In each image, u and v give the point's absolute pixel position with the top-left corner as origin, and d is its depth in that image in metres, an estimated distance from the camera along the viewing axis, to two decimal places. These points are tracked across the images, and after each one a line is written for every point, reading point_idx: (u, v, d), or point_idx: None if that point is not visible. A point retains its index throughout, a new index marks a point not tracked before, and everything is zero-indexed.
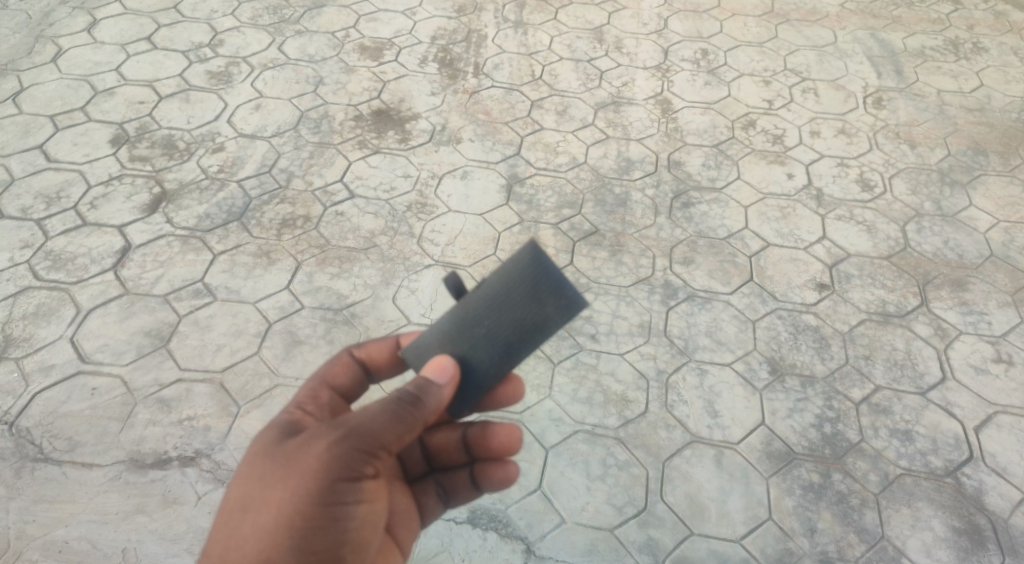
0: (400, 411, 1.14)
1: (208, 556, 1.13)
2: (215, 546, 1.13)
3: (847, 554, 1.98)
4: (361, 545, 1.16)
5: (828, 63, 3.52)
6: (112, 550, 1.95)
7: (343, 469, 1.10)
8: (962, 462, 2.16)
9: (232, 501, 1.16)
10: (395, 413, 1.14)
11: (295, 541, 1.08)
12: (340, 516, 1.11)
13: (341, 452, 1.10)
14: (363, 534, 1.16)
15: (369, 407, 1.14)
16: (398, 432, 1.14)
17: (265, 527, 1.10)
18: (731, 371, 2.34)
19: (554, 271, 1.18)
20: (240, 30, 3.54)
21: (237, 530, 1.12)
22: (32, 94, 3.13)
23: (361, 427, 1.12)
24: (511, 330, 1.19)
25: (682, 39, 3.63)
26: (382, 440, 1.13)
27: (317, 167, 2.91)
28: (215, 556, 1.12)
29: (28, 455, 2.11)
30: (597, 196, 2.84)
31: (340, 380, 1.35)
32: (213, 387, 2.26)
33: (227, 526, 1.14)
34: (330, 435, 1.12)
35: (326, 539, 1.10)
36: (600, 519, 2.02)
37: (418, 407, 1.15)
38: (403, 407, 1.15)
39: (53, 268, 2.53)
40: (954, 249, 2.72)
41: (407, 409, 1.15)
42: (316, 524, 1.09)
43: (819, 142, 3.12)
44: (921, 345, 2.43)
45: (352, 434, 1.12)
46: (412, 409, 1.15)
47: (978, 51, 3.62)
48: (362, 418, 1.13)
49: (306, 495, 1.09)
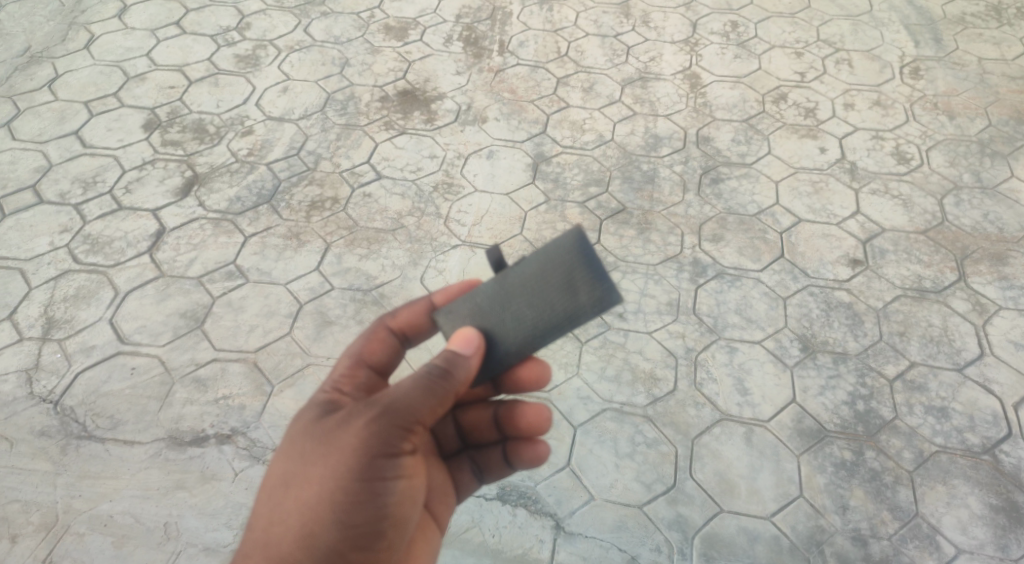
0: (432, 386, 1.15)
1: (253, 529, 1.17)
2: (260, 520, 1.17)
3: (880, 531, 1.96)
4: (400, 519, 1.18)
5: (863, 32, 3.42)
6: (154, 524, 2.02)
7: (380, 445, 1.12)
8: (1000, 439, 2.12)
9: (273, 478, 1.19)
10: (429, 388, 1.15)
11: (336, 515, 1.11)
12: (378, 492, 1.13)
13: (377, 429, 1.12)
14: (402, 509, 1.18)
15: (403, 383, 1.15)
16: (433, 406, 1.16)
17: (306, 503, 1.13)
18: (761, 349, 2.32)
19: (594, 263, 1.17)
20: (266, 12, 3.55)
21: (280, 505, 1.15)
22: (67, 81, 3.20)
23: (397, 404, 1.13)
24: (543, 314, 1.20)
25: (711, 11, 3.55)
26: (417, 415, 1.14)
27: (344, 149, 2.92)
28: (259, 529, 1.16)
29: (73, 432, 2.19)
30: (624, 173, 2.82)
31: (376, 357, 1.34)
32: (248, 366, 2.31)
33: (270, 500, 1.18)
34: (366, 411, 1.14)
35: (366, 514, 1.13)
36: (629, 495, 2.03)
37: (449, 380, 1.16)
38: (434, 381, 1.15)
39: (91, 252, 2.60)
40: (994, 222, 2.64)
41: (439, 383, 1.16)
42: (355, 499, 1.12)
43: (853, 115, 3.04)
44: (958, 321, 2.37)
45: (388, 410, 1.13)
46: (444, 383, 1.16)
47: (1022, 16, 3.48)
48: (396, 395, 1.14)
49: (345, 472, 1.11)
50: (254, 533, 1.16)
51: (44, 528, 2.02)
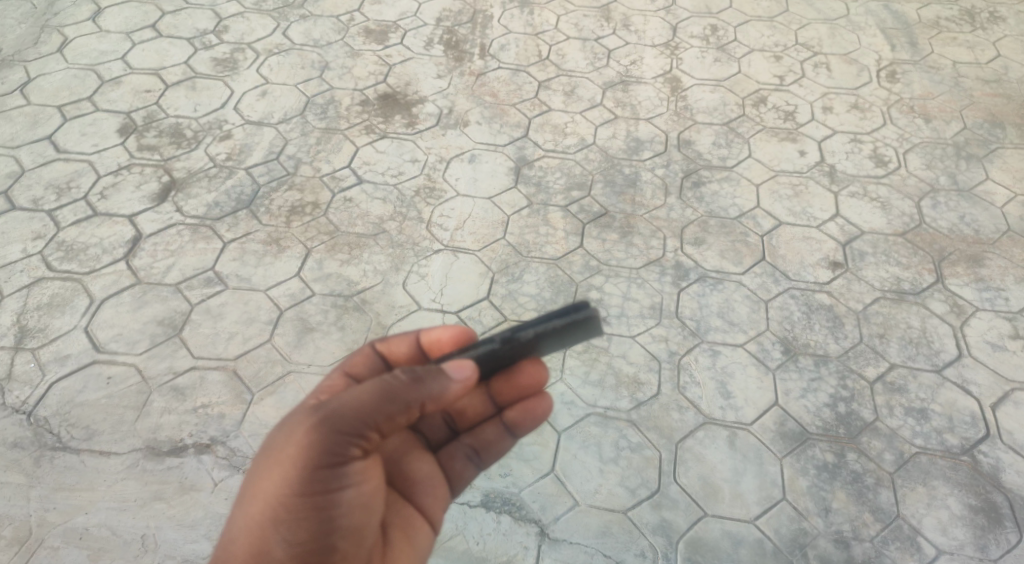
0: (385, 392, 1.14)
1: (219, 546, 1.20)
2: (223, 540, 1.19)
3: (862, 533, 1.98)
4: (355, 530, 1.15)
5: (840, 36, 3.45)
6: (131, 537, 1.98)
7: (323, 454, 1.11)
8: (978, 440, 2.15)
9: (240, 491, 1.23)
10: (378, 395, 1.13)
11: (283, 529, 1.11)
12: (325, 503, 1.12)
13: (320, 438, 1.11)
14: (356, 519, 1.15)
15: (353, 393, 1.14)
16: (383, 413, 1.13)
17: (257, 517, 1.14)
18: (743, 352, 2.33)
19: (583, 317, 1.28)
20: (244, 15, 3.51)
21: (237, 523, 1.18)
22: (40, 85, 3.13)
23: (341, 412, 1.12)
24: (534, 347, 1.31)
25: (691, 15, 3.57)
26: (365, 423, 1.13)
27: (325, 154, 2.89)
28: (222, 546, 1.18)
29: (47, 444, 2.14)
30: (606, 177, 2.82)
31: (360, 370, 1.36)
32: (227, 375, 2.27)
33: (233, 515, 1.21)
34: (312, 420, 1.14)
35: (314, 527, 1.11)
36: (613, 501, 2.02)
37: (406, 387, 1.15)
38: (388, 388, 1.14)
39: (66, 259, 2.55)
40: (970, 224, 2.68)
41: (392, 390, 1.14)
42: (302, 512, 1.12)
43: (832, 118, 3.07)
44: (936, 323, 2.40)
45: (333, 419, 1.12)
46: (399, 391, 1.14)
47: (995, 20, 3.54)
48: (343, 403, 1.14)
49: (288, 484, 1.11)
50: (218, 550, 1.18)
51: (16, 542, 1.97)
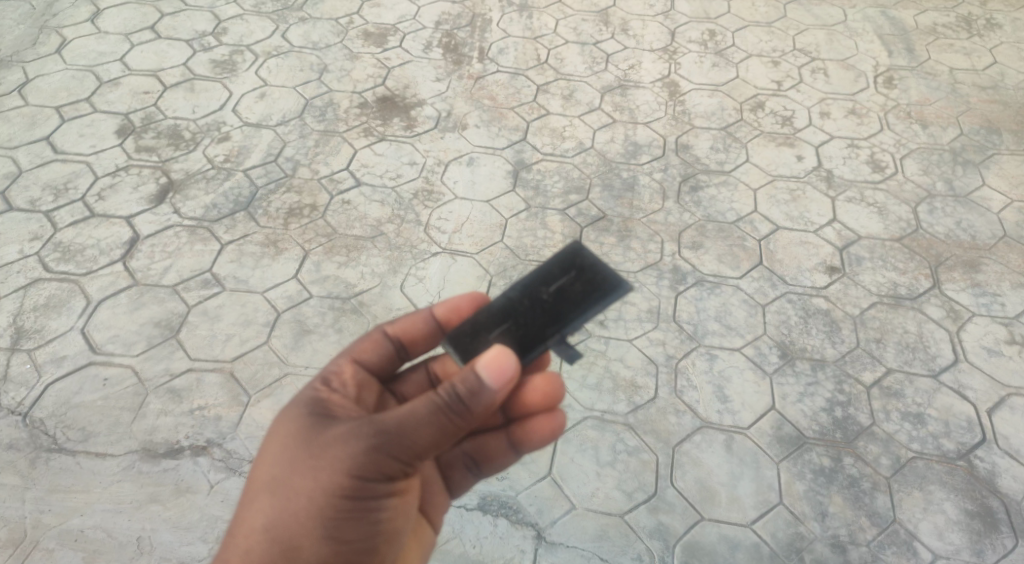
0: (446, 420, 1.09)
1: (232, 534, 1.16)
2: (241, 525, 1.16)
3: (859, 537, 1.98)
4: (391, 534, 1.18)
5: (837, 42, 3.47)
6: (126, 539, 1.97)
7: (377, 469, 1.10)
8: (975, 445, 2.15)
9: (262, 479, 1.18)
10: (441, 422, 1.08)
11: (325, 532, 1.11)
12: (371, 510, 1.13)
13: (376, 453, 1.09)
14: (393, 524, 1.18)
15: (414, 410, 1.09)
16: (441, 439, 1.10)
17: (295, 514, 1.12)
18: (741, 356, 2.33)
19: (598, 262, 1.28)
20: (243, 17, 3.52)
21: (265, 513, 1.14)
22: (38, 86, 3.13)
23: (402, 432, 1.08)
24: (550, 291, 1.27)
25: (690, 20, 3.58)
26: (421, 446, 1.09)
27: (323, 156, 2.90)
28: (240, 536, 1.14)
29: (42, 446, 2.13)
30: (604, 180, 2.82)
31: (367, 356, 1.35)
32: (224, 377, 2.27)
33: (255, 503, 1.17)
34: (369, 432, 1.09)
35: (356, 531, 1.12)
36: (610, 504, 2.02)
37: (464, 415, 1.09)
38: (450, 416, 1.09)
39: (62, 260, 2.54)
40: (966, 229, 2.69)
41: (453, 418, 1.09)
42: (346, 516, 1.11)
43: (829, 123, 3.08)
44: (933, 328, 2.41)
45: (390, 436, 1.08)
46: (460, 417, 1.09)
47: (992, 27, 3.56)
48: (402, 418, 1.09)
49: (337, 488, 1.10)
50: (234, 538, 1.14)
51: (11, 544, 1.96)
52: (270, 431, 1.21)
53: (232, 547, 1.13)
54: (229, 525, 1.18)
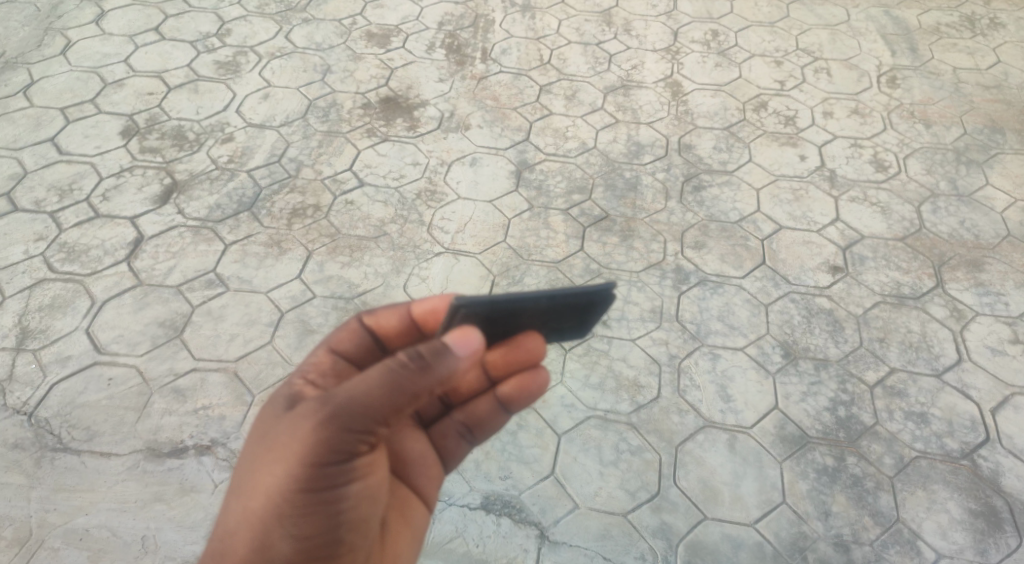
0: (395, 383, 1.07)
1: (212, 536, 1.19)
2: (217, 526, 1.19)
3: (862, 537, 1.98)
4: (360, 519, 1.17)
5: (841, 42, 3.46)
6: (131, 538, 1.98)
7: (330, 449, 1.08)
8: (978, 444, 2.15)
9: (235, 479, 1.21)
10: (392, 385, 1.07)
11: (289, 523, 1.11)
12: (332, 496, 1.12)
13: (327, 432, 1.08)
14: (361, 509, 1.17)
15: (362, 382, 1.07)
16: (396, 403, 1.08)
17: (258, 510, 1.13)
18: (744, 355, 2.33)
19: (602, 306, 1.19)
20: (247, 18, 3.53)
21: (234, 510, 1.16)
22: (43, 87, 3.15)
23: (350, 405, 1.07)
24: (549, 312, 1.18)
25: (692, 20, 3.58)
26: (375, 415, 1.08)
27: (326, 156, 2.90)
28: (218, 537, 1.17)
29: (47, 445, 2.14)
30: (607, 181, 2.83)
31: (345, 345, 1.34)
32: (228, 376, 2.28)
33: (228, 503, 1.19)
34: (317, 413, 1.09)
35: (320, 519, 1.12)
36: (613, 504, 2.02)
37: (418, 376, 1.08)
38: (401, 378, 1.07)
39: (68, 260, 2.55)
40: (970, 229, 2.68)
41: (406, 379, 1.07)
42: (307, 506, 1.11)
43: (832, 123, 3.08)
44: (937, 327, 2.41)
45: (340, 412, 1.08)
46: (417, 377, 1.08)
47: (995, 27, 3.55)
48: (351, 393, 1.08)
49: (293, 478, 1.10)
50: (213, 539, 1.17)
51: (17, 543, 1.97)
52: (242, 431, 1.24)
53: (210, 549, 1.17)
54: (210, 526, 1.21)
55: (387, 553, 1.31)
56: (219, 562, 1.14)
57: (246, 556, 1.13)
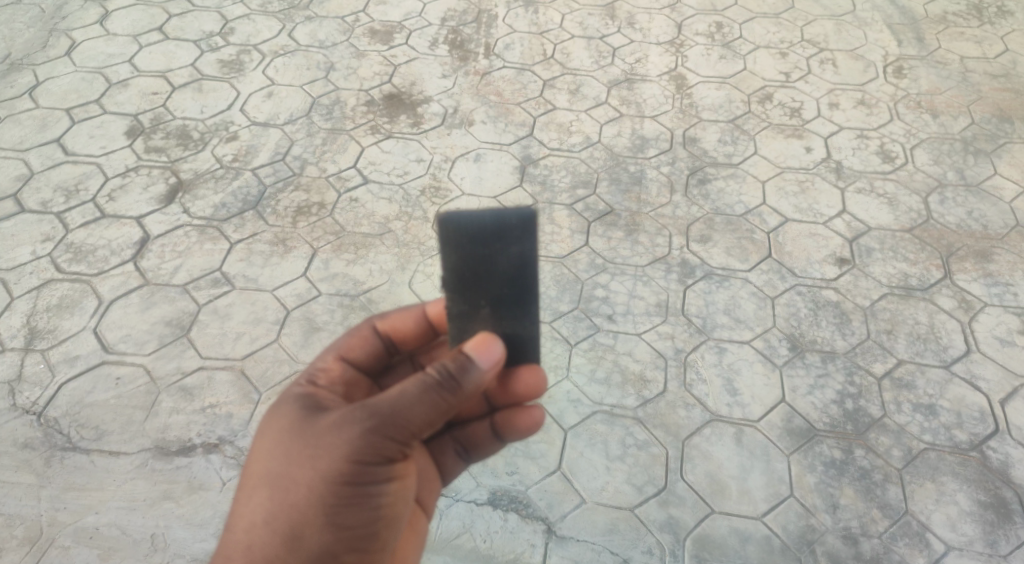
0: (438, 397, 1.10)
1: (234, 529, 1.18)
2: (241, 520, 1.18)
3: (871, 529, 1.97)
4: (392, 518, 1.19)
5: (846, 32, 3.44)
6: (141, 536, 1.99)
7: (373, 454, 1.10)
8: (987, 436, 2.13)
9: (257, 474, 1.19)
10: (433, 401, 1.10)
11: (327, 518, 1.12)
12: (370, 495, 1.14)
13: (372, 438, 1.09)
14: (394, 509, 1.19)
15: (406, 393, 1.10)
16: (434, 418, 1.11)
17: (295, 505, 1.13)
18: (750, 349, 2.32)
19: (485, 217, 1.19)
20: (250, 17, 3.53)
21: (263, 505, 1.16)
22: (48, 88, 3.16)
23: (395, 415, 1.09)
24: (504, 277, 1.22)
25: (696, 12, 3.56)
26: (417, 426, 1.10)
27: (331, 154, 2.91)
28: (242, 531, 1.16)
29: (57, 444, 2.15)
30: (612, 175, 2.82)
31: (355, 353, 1.36)
32: (235, 375, 2.28)
33: (254, 498, 1.18)
34: (360, 418, 1.10)
35: (356, 517, 1.14)
36: (619, 498, 2.02)
37: (456, 393, 1.11)
38: (441, 393, 1.10)
39: (75, 260, 2.57)
40: (978, 219, 2.66)
41: (445, 395, 1.10)
42: (345, 502, 1.12)
43: (838, 114, 3.05)
44: (945, 318, 2.39)
45: (384, 421, 1.09)
46: (451, 395, 1.11)
47: (1003, 15, 3.52)
48: (392, 403, 1.10)
49: (334, 476, 1.11)
50: (236, 534, 1.16)
51: (28, 541, 1.99)
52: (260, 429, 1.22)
53: (234, 544, 1.16)
54: (230, 520, 1.19)
55: (399, 555, 1.32)
56: (249, 554, 1.14)
57: (280, 549, 1.13)
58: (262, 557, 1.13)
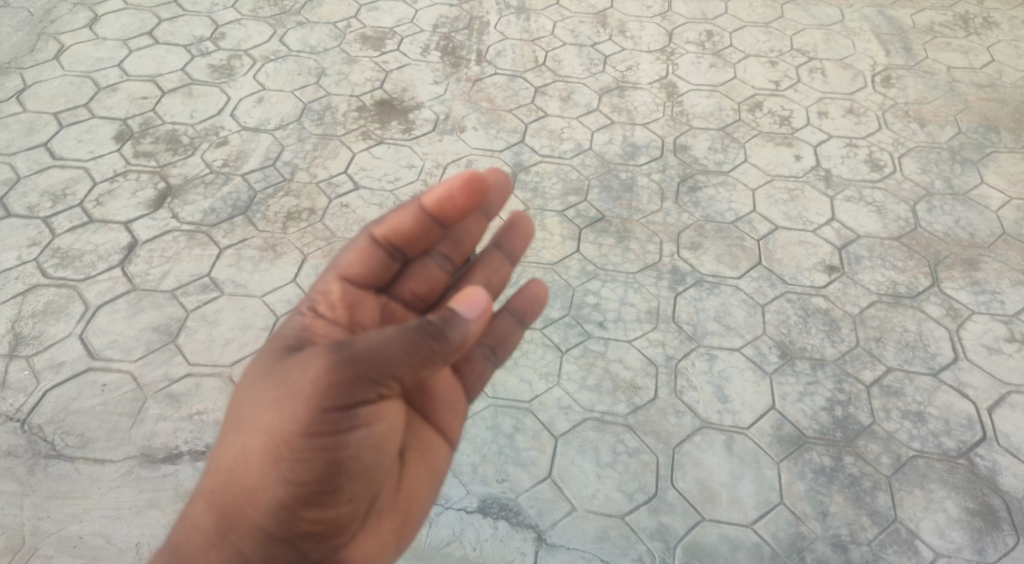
0: (419, 342, 1.06)
1: (209, 472, 1.19)
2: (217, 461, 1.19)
3: (860, 537, 1.97)
4: (365, 469, 1.12)
5: (835, 41, 3.47)
6: (126, 545, 1.96)
7: (338, 396, 1.05)
8: (976, 443, 2.14)
9: (234, 418, 1.19)
10: (413, 341, 1.05)
11: (283, 472, 1.08)
12: (336, 447, 1.07)
13: (339, 380, 1.05)
14: (367, 459, 1.12)
15: (384, 332, 1.06)
16: (415, 363, 1.06)
17: (253, 450, 1.12)
18: (740, 356, 2.33)
19: None
20: (241, 22, 3.52)
21: (233, 447, 1.15)
22: (36, 92, 3.13)
23: (367, 353, 1.05)
24: None
25: (687, 21, 3.58)
26: (394, 366, 1.05)
27: (321, 160, 2.90)
28: (213, 472, 1.17)
29: (41, 452, 2.12)
30: (603, 182, 2.82)
31: (360, 269, 1.32)
32: (223, 381, 2.27)
33: (228, 441, 1.18)
34: (329, 357, 1.07)
35: (316, 471, 1.07)
36: (610, 506, 2.01)
37: (440, 339, 1.07)
38: (423, 339, 1.06)
39: (61, 266, 2.54)
40: (965, 228, 2.69)
41: (428, 341, 1.06)
42: (304, 456, 1.07)
43: (827, 123, 3.08)
44: (933, 326, 2.40)
45: (354, 361, 1.05)
46: (434, 340, 1.07)
47: (988, 25, 3.56)
48: (370, 343, 1.06)
49: (298, 425, 1.06)
50: (209, 475, 1.17)
51: (10, 551, 1.96)
52: (245, 372, 1.24)
53: (205, 485, 1.18)
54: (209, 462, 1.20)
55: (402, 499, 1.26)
56: (215, 499, 1.16)
57: (240, 497, 1.13)
58: (227, 499, 1.14)
